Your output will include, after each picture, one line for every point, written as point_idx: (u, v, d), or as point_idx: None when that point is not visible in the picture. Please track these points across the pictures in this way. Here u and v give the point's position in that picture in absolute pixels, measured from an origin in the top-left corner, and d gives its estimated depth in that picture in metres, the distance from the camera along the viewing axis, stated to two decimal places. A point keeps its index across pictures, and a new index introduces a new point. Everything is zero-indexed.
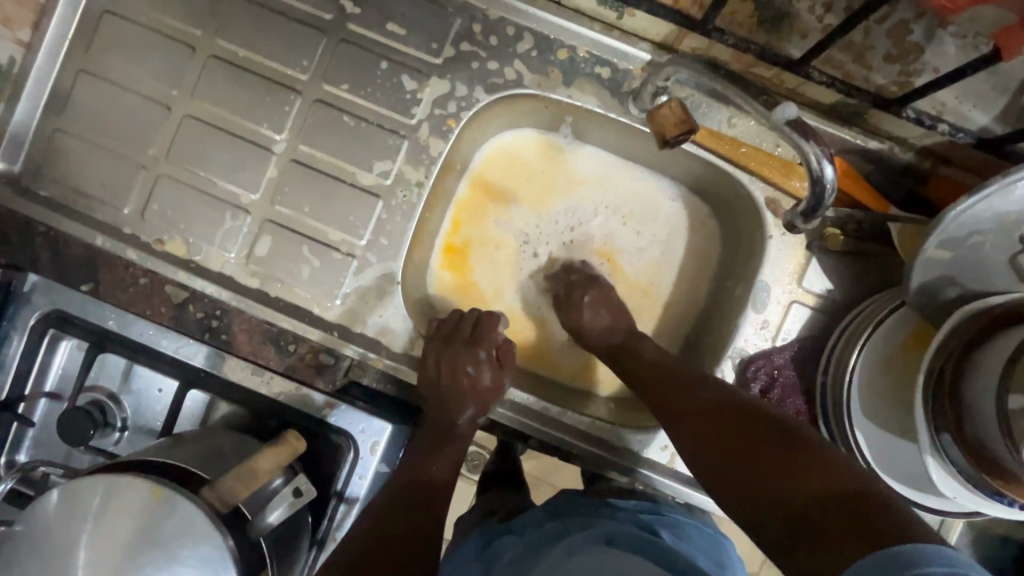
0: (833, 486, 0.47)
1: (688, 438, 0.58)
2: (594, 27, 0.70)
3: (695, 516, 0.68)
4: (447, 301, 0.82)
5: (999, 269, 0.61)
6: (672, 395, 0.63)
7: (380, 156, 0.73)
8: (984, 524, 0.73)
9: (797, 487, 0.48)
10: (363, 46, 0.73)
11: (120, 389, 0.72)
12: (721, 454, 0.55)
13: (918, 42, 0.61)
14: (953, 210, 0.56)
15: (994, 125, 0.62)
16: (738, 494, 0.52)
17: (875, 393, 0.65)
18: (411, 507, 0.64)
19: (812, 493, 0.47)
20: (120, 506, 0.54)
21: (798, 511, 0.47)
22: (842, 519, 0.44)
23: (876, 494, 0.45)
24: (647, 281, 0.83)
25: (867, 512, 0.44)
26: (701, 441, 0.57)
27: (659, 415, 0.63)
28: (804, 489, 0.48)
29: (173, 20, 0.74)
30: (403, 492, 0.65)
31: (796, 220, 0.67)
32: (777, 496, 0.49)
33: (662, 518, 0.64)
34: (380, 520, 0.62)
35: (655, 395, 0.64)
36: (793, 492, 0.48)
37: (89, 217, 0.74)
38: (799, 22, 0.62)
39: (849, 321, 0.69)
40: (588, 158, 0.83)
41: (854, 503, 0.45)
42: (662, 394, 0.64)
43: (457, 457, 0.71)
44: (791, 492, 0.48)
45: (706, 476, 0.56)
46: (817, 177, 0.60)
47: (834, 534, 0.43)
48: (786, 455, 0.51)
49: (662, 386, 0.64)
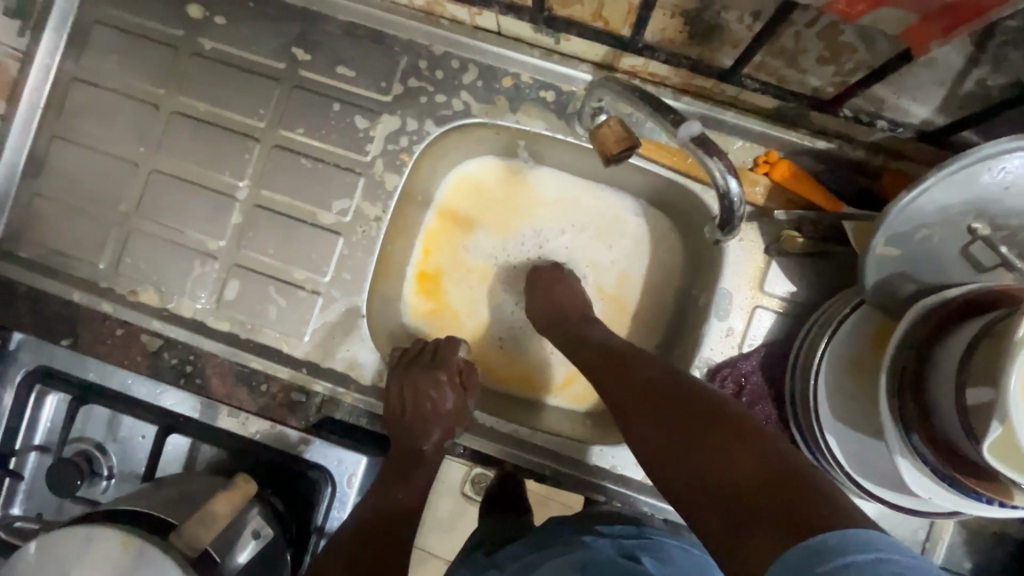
0: (764, 463, 0.45)
1: (634, 425, 0.56)
2: (535, 54, 0.72)
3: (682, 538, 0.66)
4: (422, 327, 0.84)
5: (953, 261, 0.59)
6: (618, 382, 0.61)
7: (338, 195, 0.75)
8: (978, 523, 0.69)
9: (730, 465, 0.46)
10: (316, 91, 0.75)
11: (106, 438, 0.77)
12: (658, 432, 0.53)
13: (851, 42, 0.58)
14: (895, 207, 0.55)
15: (936, 116, 0.61)
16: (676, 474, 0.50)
17: (844, 395, 0.64)
18: (379, 538, 0.65)
19: (747, 476, 0.45)
20: (92, 557, 0.55)
21: (727, 487, 0.45)
22: (769, 499, 0.42)
23: (805, 471, 0.43)
24: (614, 289, 0.84)
25: (798, 497, 0.41)
26: (646, 422, 0.55)
27: (609, 400, 0.61)
28: (735, 468, 0.46)
29: (136, 82, 0.78)
30: (372, 526, 0.65)
31: (717, 235, 0.63)
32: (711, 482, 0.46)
33: (643, 540, 0.62)
34: (355, 558, 0.63)
35: (602, 383, 0.63)
36: (725, 475, 0.46)
37: (67, 274, 0.77)
38: (730, 33, 0.61)
39: (812, 323, 0.68)
40: (551, 180, 0.85)
41: (789, 486, 0.42)
42: (608, 378, 0.63)
43: (421, 483, 0.71)
44: (722, 472, 0.46)
45: (647, 459, 0.53)
46: (724, 191, 0.57)
47: (768, 520, 0.41)
48: (723, 435, 0.49)
49: (609, 375, 0.63)
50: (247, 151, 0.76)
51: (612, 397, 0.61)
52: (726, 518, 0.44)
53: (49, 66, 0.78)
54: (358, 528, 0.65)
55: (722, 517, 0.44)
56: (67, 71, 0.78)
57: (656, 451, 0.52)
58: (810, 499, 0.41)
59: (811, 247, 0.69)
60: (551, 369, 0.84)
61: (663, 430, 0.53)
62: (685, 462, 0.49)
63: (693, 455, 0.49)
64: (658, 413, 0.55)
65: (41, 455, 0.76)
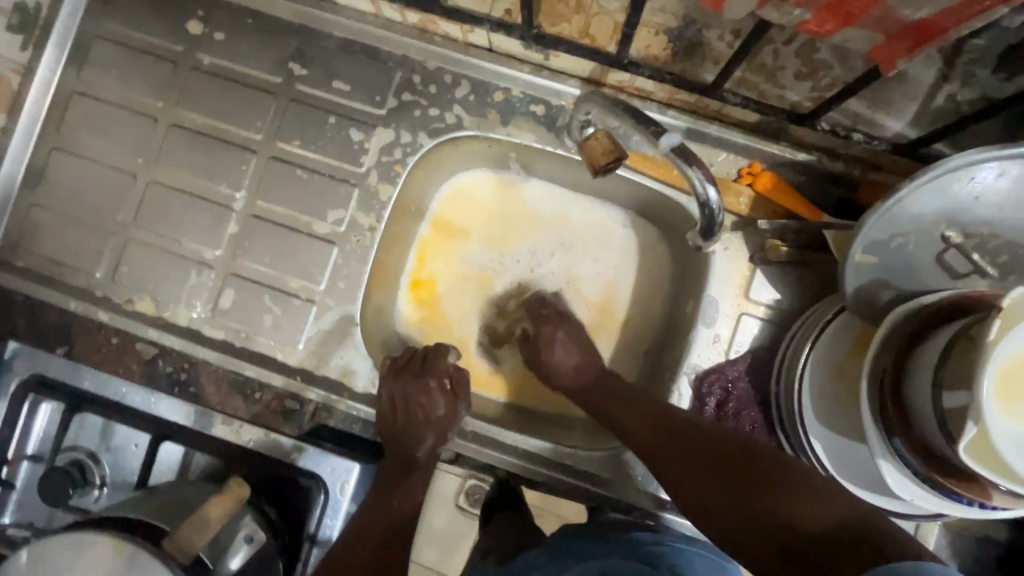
0: (815, 503, 0.49)
1: (673, 471, 0.60)
2: (525, 69, 0.74)
3: (698, 542, 0.62)
4: (415, 336, 0.85)
5: (929, 268, 0.61)
6: (645, 428, 0.65)
7: (333, 205, 0.76)
8: (963, 526, 0.70)
9: (785, 507, 0.50)
10: (312, 104, 0.77)
11: (99, 447, 0.76)
12: (700, 480, 0.57)
13: (827, 58, 0.61)
14: (871, 217, 0.57)
15: (909, 129, 0.64)
16: (728, 519, 0.53)
17: (826, 400, 0.66)
18: (378, 546, 0.64)
19: (804, 518, 0.48)
20: (84, 563, 0.55)
21: (786, 527, 0.49)
22: (829, 538, 0.46)
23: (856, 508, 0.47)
24: (604, 297, 0.86)
25: (855, 533, 0.45)
26: (685, 471, 0.59)
27: (641, 448, 0.64)
28: (789, 509, 0.49)
29: (136, 96, 0.79)
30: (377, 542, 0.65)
31: (697, 240, 0.66)
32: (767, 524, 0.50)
33: (660, 549, 0.58)
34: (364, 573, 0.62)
35: (628, 427, 0.66)
36: (781, 516, 0.50)
37: (63, 283, 0.78)
38: (711, 50, 0.64)
39: (796, 329, 0.70)
40: (542, 192, 0.87)
41: (846, 524, 0.46)
42: (638, 426, 0.66)
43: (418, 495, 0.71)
44: (777, 513, 0.50)
45: (692, 506, 0.57)
46: (703, 200, 0.61)
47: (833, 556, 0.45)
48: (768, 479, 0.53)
49: (632, 418, 0.66)
50: (243, 162, 0.78)
51: (644, 445, 0.64)
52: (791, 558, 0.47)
53: (50, 80, 0.80)
54: (351, 535, 0.65)
55: (785, 556, 0.48)
56: (69, 85, 0.80)
57: (689, 494, 0.57)
58: (866, 533, 0.44)
59: (794, 256, 0.71)
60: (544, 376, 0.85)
61: (704, 478, 0.57)
62: (744, 513, 0.52)
63: (741, 502, 0.53)
64: (695, 461, 0.59)
65: (33, 465, 0.76)
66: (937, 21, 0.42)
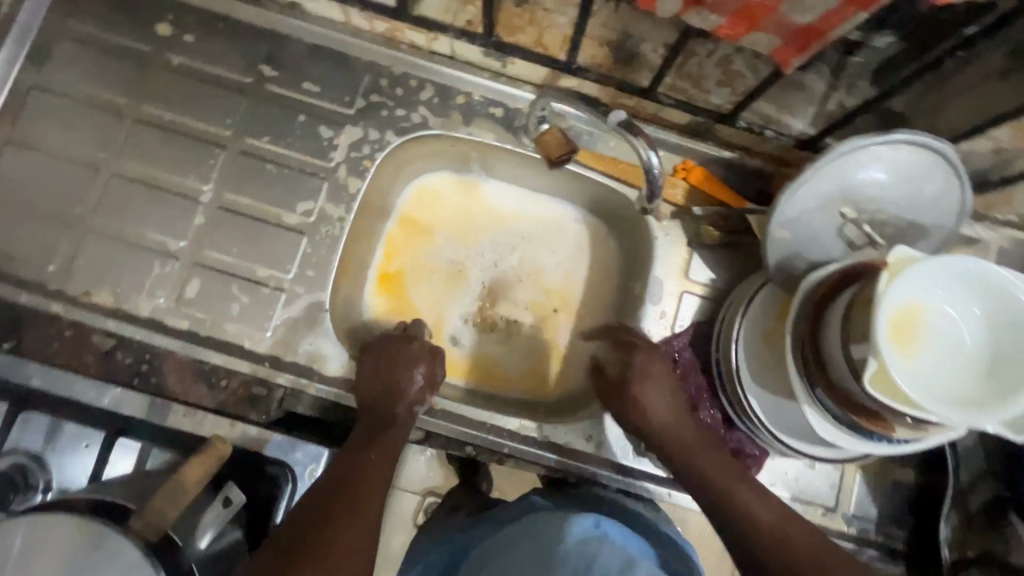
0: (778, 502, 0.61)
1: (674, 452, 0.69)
2: (484, 75, 0.82)
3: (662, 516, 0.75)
4: (383, 327, 0.88)
5: (834, 242, 0.72)
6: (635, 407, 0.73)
7: (303, 197, 0.80)
8: (880, 474, 0.80)
9: (765, 512, 0.60)
10: (283, 104, 0.81)
11: (44, 449, 0.72)
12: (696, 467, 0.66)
13: (739, 69, 0.75)
14: (783, 196, 0.68)
15: (810, 128, 0.76)
16: (718, 495, 0.63)
17: (761, 363, 0.74)
18: (345, 493, 0.60)
19: (776, 516, 0.59)
20: (45, 542, 0.54)
21: (760, 529, 0.59)
22: (808, 531, 0.57)
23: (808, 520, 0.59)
24: (561, 287, 0.93)
25: (803, 523, 0.58)
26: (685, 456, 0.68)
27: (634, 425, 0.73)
28: (761, 509, 0.60)
29: (100, 92, 0.80)
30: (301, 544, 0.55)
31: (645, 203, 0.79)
32: (750, 515, 0.60)
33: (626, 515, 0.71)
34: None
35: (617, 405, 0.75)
36: (757, 509, 0.60)
37: (12, 277, 0.75)
38: (647, 60, 0.75)
39: (730, 302, 0.79)
40: (501, 191, 0.93)
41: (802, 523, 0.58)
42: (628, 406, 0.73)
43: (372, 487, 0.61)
44: (755, 510, 0.60)
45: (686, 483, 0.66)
46: (647, 166, 0.71)
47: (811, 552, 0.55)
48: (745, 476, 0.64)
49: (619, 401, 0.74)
50: (212, 157, 0.80)
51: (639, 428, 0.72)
52: (772, 544, 0.57)
53: (7, 77, 0.79)
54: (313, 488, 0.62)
55: (771, 546, 0.57)
56: (26, 81, 0.80)
57: (706, 493, 0.64)
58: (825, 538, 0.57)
59: (725, 239, 0.81)
60: (513, 360, 0.90)
61: (700, 465, 0.66)
62: (725, 500, 0.62)
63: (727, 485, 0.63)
64: (693, 449, 0.68)
65: None
66: (819, 25, 0.53)
